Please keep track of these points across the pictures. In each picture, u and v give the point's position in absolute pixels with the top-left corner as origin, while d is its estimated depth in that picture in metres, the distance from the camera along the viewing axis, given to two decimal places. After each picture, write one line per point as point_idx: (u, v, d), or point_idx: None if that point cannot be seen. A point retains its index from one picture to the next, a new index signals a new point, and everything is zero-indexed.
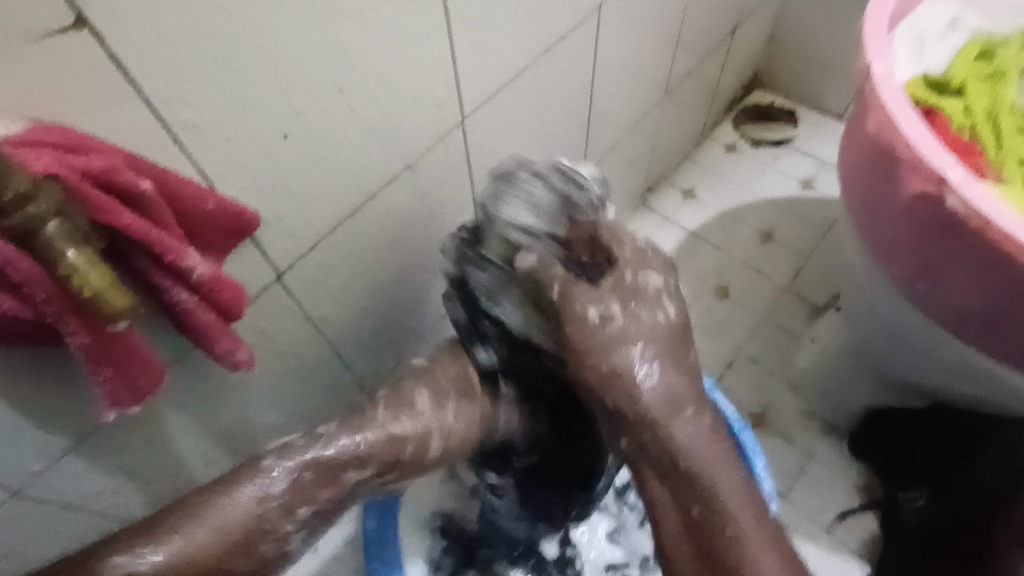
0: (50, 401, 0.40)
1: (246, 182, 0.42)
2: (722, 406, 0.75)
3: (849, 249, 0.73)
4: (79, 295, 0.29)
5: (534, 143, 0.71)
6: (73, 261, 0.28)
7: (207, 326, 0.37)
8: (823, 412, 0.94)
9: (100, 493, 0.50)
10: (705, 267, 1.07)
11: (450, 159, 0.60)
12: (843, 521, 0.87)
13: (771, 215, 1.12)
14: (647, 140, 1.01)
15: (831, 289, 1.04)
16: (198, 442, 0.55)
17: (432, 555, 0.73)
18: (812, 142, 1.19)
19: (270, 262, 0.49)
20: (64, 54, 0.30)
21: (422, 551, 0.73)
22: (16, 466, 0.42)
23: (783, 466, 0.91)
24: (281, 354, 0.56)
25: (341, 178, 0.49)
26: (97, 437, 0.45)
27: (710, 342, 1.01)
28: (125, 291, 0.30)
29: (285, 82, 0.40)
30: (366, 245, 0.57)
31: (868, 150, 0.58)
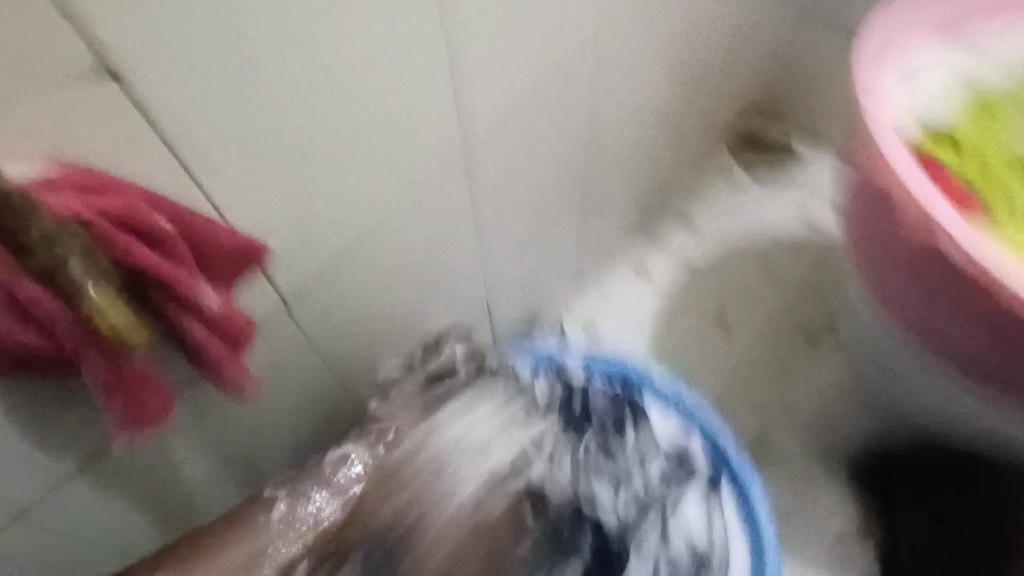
0: (59, 427, 0.40)
1: (257, 215, 0.44)
2: (723, 443, 0.75)
3: (844, 280, 0.75)
4: (98, 332, 0.30)
5: (535, 173, 0.73)
6: (94, 300, 0.29)
7: (217, 357, 0.38)
8: (821, 441, 0.94)
9: (104, 520, 0.50)
10: (702, 295, 1.09)
11: (453, 190, 0.61)
12: (842, 552, 0.87)
13: (768, 244, 1.14)
14: (645, 169, 1.03)
15: (828, 317, 1.05)
16: (202, 470, 0.55)
17: None
18: (808, 172, 1.21)
19: (276, 291, 0.50)
20: (88, 95, 0.32)
21: None
22: (21, 495, 0.42)
23: (782, 496, 0.91)
24: (285, 380, 0.57)
25: (347, 209, 0.50)
26: (102, 463, 0.46)
27: (708, 370, 1.02)
28: (140, 329, 0.31)
29: (295, 118, 0.41)
30: (370, 274, 0.58)
31: (860, 188, 0.60)
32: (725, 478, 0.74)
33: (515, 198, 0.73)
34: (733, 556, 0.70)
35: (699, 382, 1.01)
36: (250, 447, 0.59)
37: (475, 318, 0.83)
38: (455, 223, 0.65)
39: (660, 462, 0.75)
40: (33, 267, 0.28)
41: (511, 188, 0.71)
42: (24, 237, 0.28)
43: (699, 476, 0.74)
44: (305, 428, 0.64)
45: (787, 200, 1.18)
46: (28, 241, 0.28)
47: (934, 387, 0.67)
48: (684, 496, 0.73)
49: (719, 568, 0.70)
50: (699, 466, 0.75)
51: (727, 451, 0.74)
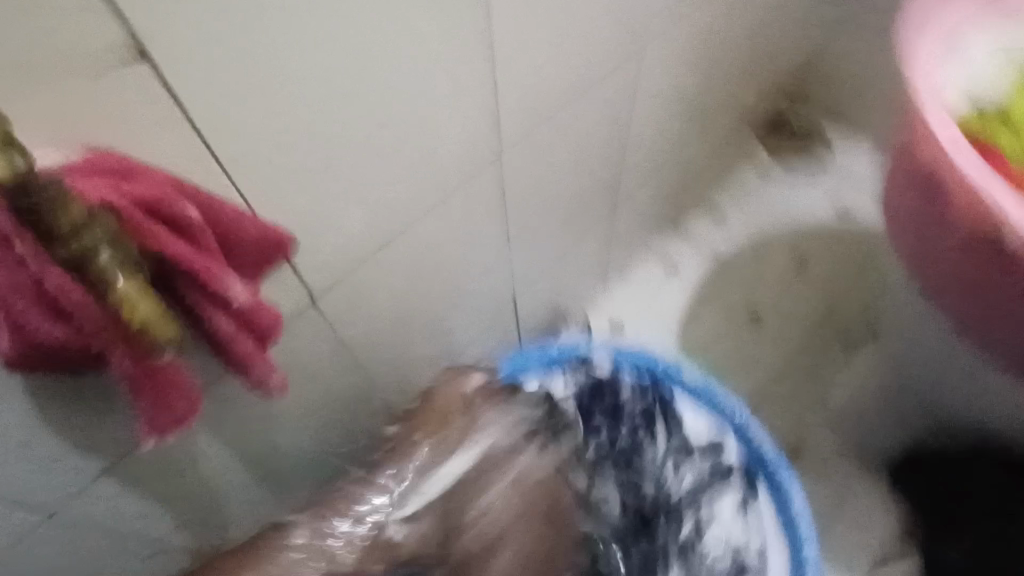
0: (89, 424, 0.40)
1: (287, 209, 0.42)
2: (761, 443, 0.72)
3: (892, 279, 0.71)
4: (130, 327, 0.29)
5: (566, 166, 0.71)
6: (124, 292, 0.28)
7: (246, 353, 0.36)
8: (861, 448, 0.90)
9: (134, 516, 0.49)
10: (736, 295, 1.05)
11: (485, 184, 0.59)
12: (883, 564, 0.83)
13: (805, 242, 1.10)
14: (677, 163, 1.00)
15: (869, 319, 1.01)
16: (230, 467, 0.54)
17: None
18: (847, 168, 1.17)
19: (306, 285, 0.48)
20: (119, 86, 0.30)
21: None
22: (48, 492, 0.41)
23: (820, 504, 0.88)
24: (313, 378, 0.56)
25: (379, 202, 0.49)
26: (133, 460, 0.45)
27: (742, 373, 0.98)
28: (170, 322, 0.30)
29: (327, 107, 0.40)
30: (400, 270, 0.57)
31: (915, 182, 0.57)
32: (763, 483, 0.72)
33: (546, 192, 0.71)
34: (769, 560, 0.69)
35: (731, 384, 0.97)
36: (277, 445, 0.58)
37: (503, 317, 0.81)
38: (486, 218, 0.63)
39: (694, 462, 0.74)
40: (61, 257, 0.27)
41: (542, 183, 0.69)
42: (50, 227, 0.26)
43: (738, 479, 0.72)
44: (332, 425, 0.63)
45: (824, 195, 1.14)
46: (57, 232, 0.26)
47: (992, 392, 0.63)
48: (719, 497, 0.72)
49: (756, 574, 0.68)
50: (734, 467, 0.73)
51: (765, 455, 0.72)
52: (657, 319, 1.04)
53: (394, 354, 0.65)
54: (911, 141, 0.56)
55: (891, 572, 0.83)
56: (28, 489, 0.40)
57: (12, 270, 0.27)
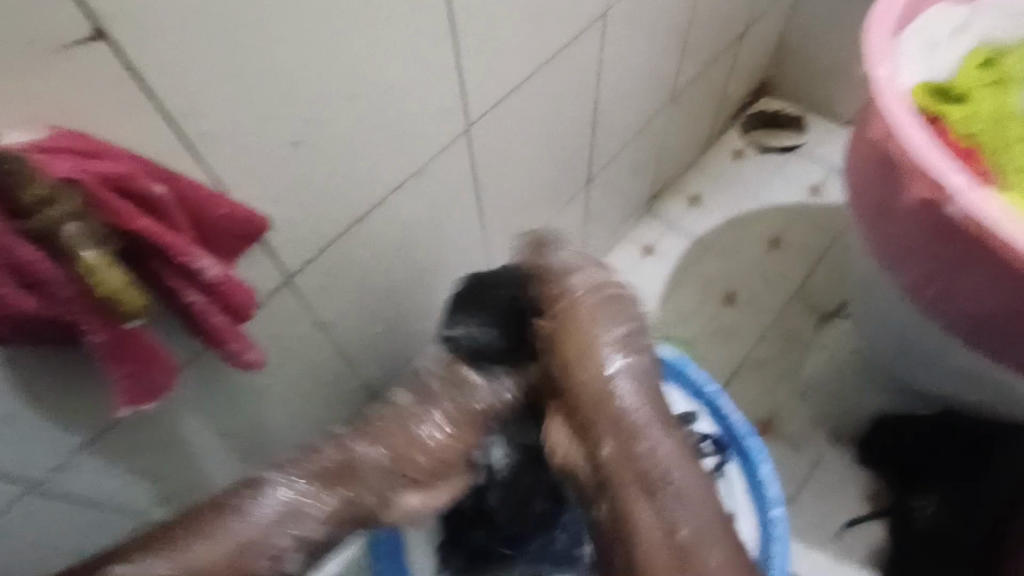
0: (68, 398, 0.41)
1: (258, 189, 0.43)
2: (731, 413, 0.76)
3: (855, 253, 0.73)
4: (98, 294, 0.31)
5: (539, 148, 0.72)
6: (90, 261, 0.29)
7: (218, 327, 0.38)
8: (831, 418, 0.93)
9: (116, 490, 0.51)
10: (711, 274, 1.08)
11: (457, 165, 0.61)
12: (852, 529, 0.86)
13: (779, 221, 1.12)
14: (652, 146, 1.01)
15: (840, 295, 1.04)
16: (212, 444, 0.56)
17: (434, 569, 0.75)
18: (820, 149, 1.19)
19: (280, 265, 0.50)
20: (84, 65, 0.31)
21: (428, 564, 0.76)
22: (32, 465, 0.43)
23: (791, 473, 0.91)
24: (291, 357, 0.58)
25: (350, 183, 0.50)
26: (114, 435, 0.46)
27: (717, 349, 1.01)
28: (139, 291, 0.31)
29: (295, 90, 0.41)
30: (374, 250, 0.58)
31: (871, 155, 0.59)
32: (732, 454, 0.76)
33: (519, 174, 0.72)
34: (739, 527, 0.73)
35: (707, 360, 1.00)
36: (259, 423, 0.59)
37: None
38: (459, 199, 0.65)
39: None
40: (28, 228, 0.28)
41: (515, 165, 0.70)
42: (17, 199, 0.27)
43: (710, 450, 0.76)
44: (312, 404, 0.65)
45: (798, 178, 1.16)
46: (24, 202, 0.27)
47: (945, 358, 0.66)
48: None
49: None
50: (706, 439, 0.77)
51: (734, 426, 0.76)
52: (635, 298, 1.06)
53: (372, 334, 0.66)
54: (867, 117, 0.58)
55: (857, 537, 0.86)
56: (13, 462, 0.41)
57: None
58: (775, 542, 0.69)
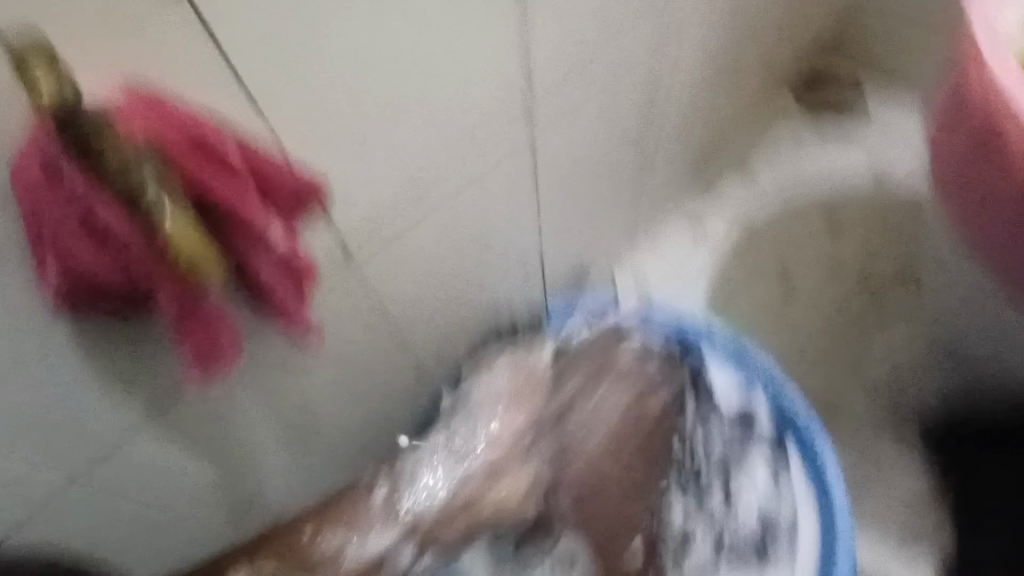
0: (131, 367, 0.40)
1: (323, 158, 0.42)
2: (790, 401, 0.73)
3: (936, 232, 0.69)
4: (178, 263, 0.29)
5: (596, 119, 0.69)
6: (172, 227, 0.28)
7: (285, 302, 0.36)
8: (893, 405, 0.90)
9: (175, 470, 0.49)
10: (765, 252, 1.02)
11: (518, 135, 0.58)
12: (913, 519, 0.83)
13: (838, 197, 1.05)
14: (704, 119, 0.96)
15: (904, 276, 0.99)
16: (269, 425, 0.54)
17: None
18: (882, 112, 1.10)
19: (340, 239, 0.48)
20: (155, 22, 0.30)
21: None
22: (95, 438, 0.42)
23: (849, 460, 0.88)
24: (347, 336, 0.55)
25: (414, 156, 0.49)
26: (177, 411, 0.45)
27: (771, 331, 0.97)
28: (214, 254, 0.30)
29: (375, 63, 0.40)
30: (432, 225, 0.56)
31: (964, 128, 0.56)
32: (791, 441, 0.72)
33: (574, 147, 0.69)
34: (800, 515, 0.69)
35: (760, 343, 0.96)
36: (312, 403, 0.57)
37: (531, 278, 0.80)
38: (517, 173, 0.62)
39: (723, 422, 0.73)
40: (114, 189, 0.27)
41: (573, 138, 0.67)
42: (101, 159, 0.26)
43: (766, 435, 0.73)
44: (364, 382, 0.63)
45: (868, 146, 1.07)
46: (107, 164, 0.26)
47: None
48: (747, 455, 0.73)
49: (786, 529, 0.69)
50: (762, 425, 0.73)
51: (796, 413, 0.72)
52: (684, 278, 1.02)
53: (426, 313, 0.64)
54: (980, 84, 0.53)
55: (918, 528, 0.83)
56: (73, 433, 0.40)
57: (63, 202, 0.27)
58: (839, 531, 0.67)
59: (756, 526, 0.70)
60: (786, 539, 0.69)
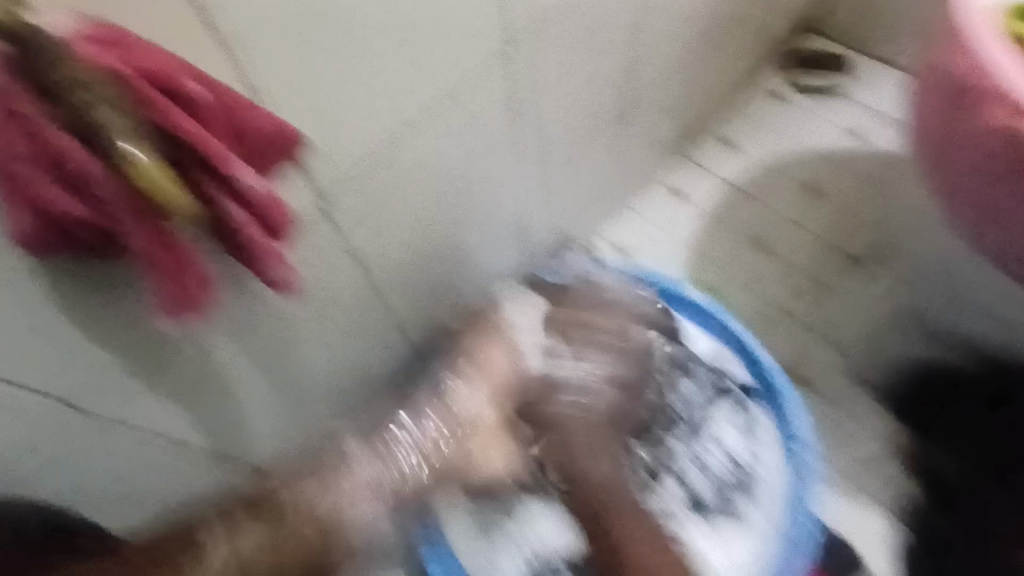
0: (102, 306, 0.40)
1: (292, 103, 0.42)
2: (760, 357, 0.76)
3: (904, 195, 0.71)
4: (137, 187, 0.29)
5: (577, 77, 0.69)
6: (128, 151, 0.28)
7: (257, 245, 0.35)
8: (860, 366, 0.92)
9: (149, 413, 0.50)
10: (743, 218, 1.05)
11: (495, 89, 0.58)
12: (875, 475, 0.86)
13: (814, 166, 1.08)
14: (686, 85, 0.97)
15: (876, 242, 1.01)
16: (245, 371, 0.55)
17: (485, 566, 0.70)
18: (860, 90, 1.14)
19: (314, 187, 0.48)
20: None
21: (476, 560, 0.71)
22: (66, 376, 0.42)
23: (816, 419, 0.90)
24: (323, 286, 0.56)
25: (387, 105, 0.49)
26: (149, 353, 0.46)
27: (745, 294, 0.99)
28: (178, 185, 0.30)
29: (339, 10, 0.41)
30: (407, 177, 0.56)
31: (943, 92, 0.58)
32: (761, 397, 0.75)
33: (553, 106, 0.69)
34: (766, 467, 0.73)
35: (733, 305, 0.98)
36: (288, 353, 0.58)
37: (510, 237, 0.81)
38: (495, 128, 0.63)
39: (696, 378, 0.77)
40: (68, 118, 0.27)
41: (553, 95, 0.68)
42: (50, 81, 0.26)
43: (735, 390, 0.76)
44: (343, 336, 0.64)
45: (844, 124, 1.11)
46: (57, 87, 0.27)
47: None
48: (718, 411, 0.76)
49: (751, 480, 0.72)
50: (734, 382, 0.77)
51: (765, 368, 0.75)
52: (662, 242, 1.03)
53: (403, 268, 0.65)
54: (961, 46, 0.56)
55: (877, 480, 0.86)
56: (43, 368, 0.40)
57: (17, 133, 0.27)
58: (801, 479, 0.70)
59: (722, 477, 0.73)
60: (752, 491, 0.72)
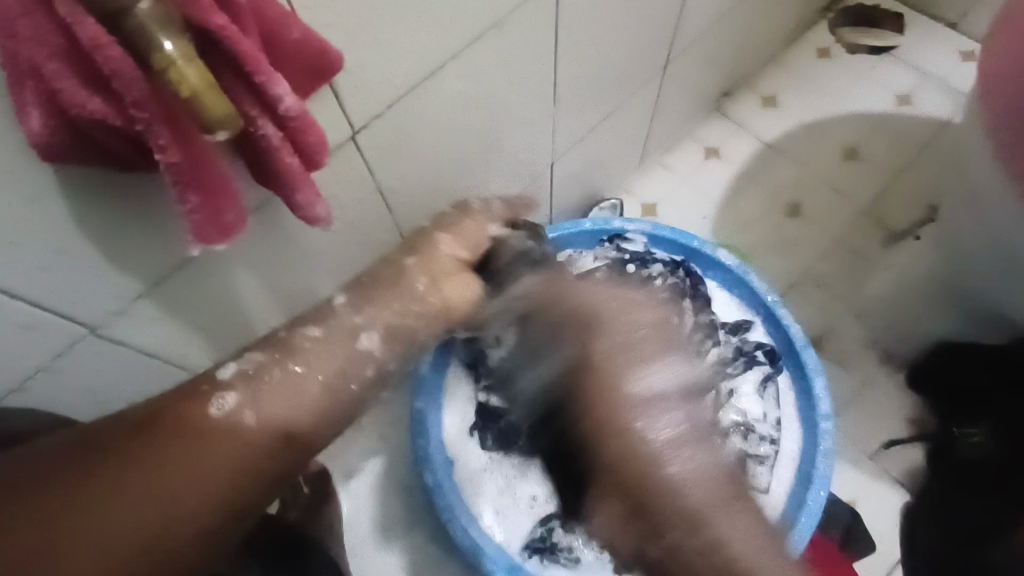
0: (125, 229, 0.37)
1: (333, 20, 0.38)
2: (788, 326, 0.74)
3: (965, 162, 0.67)
4: (175, 95, 0.25)
5: (627, 17, 0.65)
6: (169, 53, 0.24)
7: (290, 171, 0.33)
8: (887, 342, 0.90)
9: (170, 343, 0.48)
10: (780, 181, 1.00)
11: (542, 23, 0.54)
12: (889, 449, 0.86)
13: (860, 130, 1.03)
14: (735, 36, 0.91)
15: (917, 215, 0.97)
16: (265, 306, 0.53)
17: (497, 502, 0.73)
18: (916, 52, 1.07)
19: (346, 116, 0.45)
20: None
21: (489, 498, 0.73)
22: (89, 303, 0.40)
23: (836, 391, 0.89)
24: (350, 223, 0.54)
25: (431, 32, 0.45)
26: (172, 284, 0.44)
27: (774, 260, 0.96)
28: (225, 96, 0.25)
29: None
30: (443, 113, 0.53)
31: None
32: (785, 364, 0.74)
33: (598, 47, 0.65)
34: (783, 436, 0.72)
35: (761, 271, 0.95)
36: (309, 290, 0.56)
37: (536, 187, 0.77)
38: (536, 67, 0.59)
39: (720, 342, 0.75)
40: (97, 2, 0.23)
41: (600, 35, 0.63)
42: None
43: (761, 358, 0.75)
44: (364, 276, 0.62)
45: (895, 87, 1.05)
46: None
47: None
48: (741, 377, 0.74)
49: (769, 449, 0.71)
50: (759, 349, 0.75)
51: (793, 339, 0.73)
52: (693, 201, 0.99)
53: (428, 210, 0.62)
54: None
55: (895, 458, 0.85)
56: (66, 295, 0.38)
57: (40, 17, 0.23)
58: (821, 453, 0.69)
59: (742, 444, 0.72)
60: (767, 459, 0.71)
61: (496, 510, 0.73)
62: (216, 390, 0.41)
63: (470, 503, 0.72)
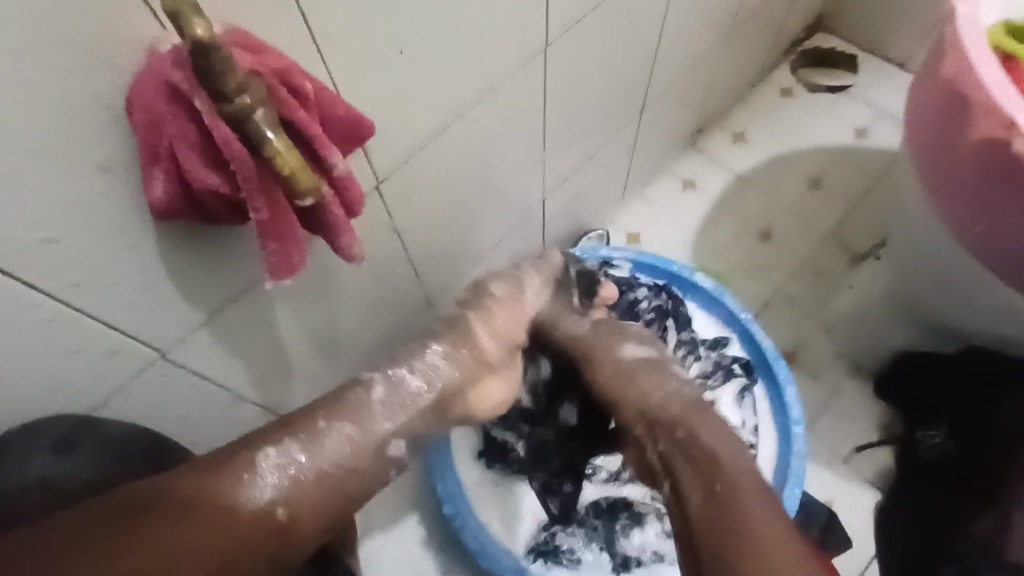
0: (196, 269, 0.45)
1: (365, 94, 0.47)
2: (760, 340, 0.82)
3: (903, 190, 0.77)
4: (277, 173, 0.34)
5: (606, 73, 0.75)
6: (276, 144, 0.33)
7: (337, 221, 0.41)
8: (854, 354, 0.98)
9: (220, 367, 0.56)
10: (751, 210, 1.10)
11: (534, 83, 0.64)
12: (860, 452, 0.93)
13: (823, 162, 1.13)
14: (705, 82, 1.03)
15: (875, 238, 1.07)
16: (299, 334, 0.61)
17: (503, 516, 0.79)
18: (870, 89, 1.18)
19: (372, 170, 0.53)
20: None
21: (495, 511, 0.79)
22: (161, 331, 0.47)
23: (810, 401, 0.97)
24: (371, 259, 0.62)
25: (442, 98, 0.54)
26: (226, 315, 0.51)
27: (748, 282, 1.05)
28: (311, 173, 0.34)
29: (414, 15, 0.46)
30: (451, 163, 0.62)
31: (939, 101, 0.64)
32: (761, 376, 0.82)
33: (583, 99, 0.75)
34: (760, 440, 0.79)
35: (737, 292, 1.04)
36: (335, 318, 0.64)
37: (531, 222, 0.86)
38: (529, 120, 0.68)
39: (700, 358, 0.84)
40: (227, 112, 0.32)
41: (583, 90, 0.73)
42: (221, 83, 0.31)
43: (738, 371, 0.83)
44: (381, 306, 0.70)
45: (852, 122, 1.16)
46: (227, 88, 0.31)
47: (981, 290, 0.72)
48: (720, 388, 0.82)
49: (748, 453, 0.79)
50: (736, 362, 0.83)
51: (765, 351, 0.82)
52: (674, 230, 1.09)
53: (437, 246, 0.70)
54: (959, 65, 0.62)
55: (868, 461, 0.93)
56: (145, 323, 0.46)
57: (183, 121, 0.34)
58: (794, 454, 0.77)
59: None
60: None
61: (502, 520, 0.79)
62: (259, 484, 0.45)
63: (480, 512, 0.79)
